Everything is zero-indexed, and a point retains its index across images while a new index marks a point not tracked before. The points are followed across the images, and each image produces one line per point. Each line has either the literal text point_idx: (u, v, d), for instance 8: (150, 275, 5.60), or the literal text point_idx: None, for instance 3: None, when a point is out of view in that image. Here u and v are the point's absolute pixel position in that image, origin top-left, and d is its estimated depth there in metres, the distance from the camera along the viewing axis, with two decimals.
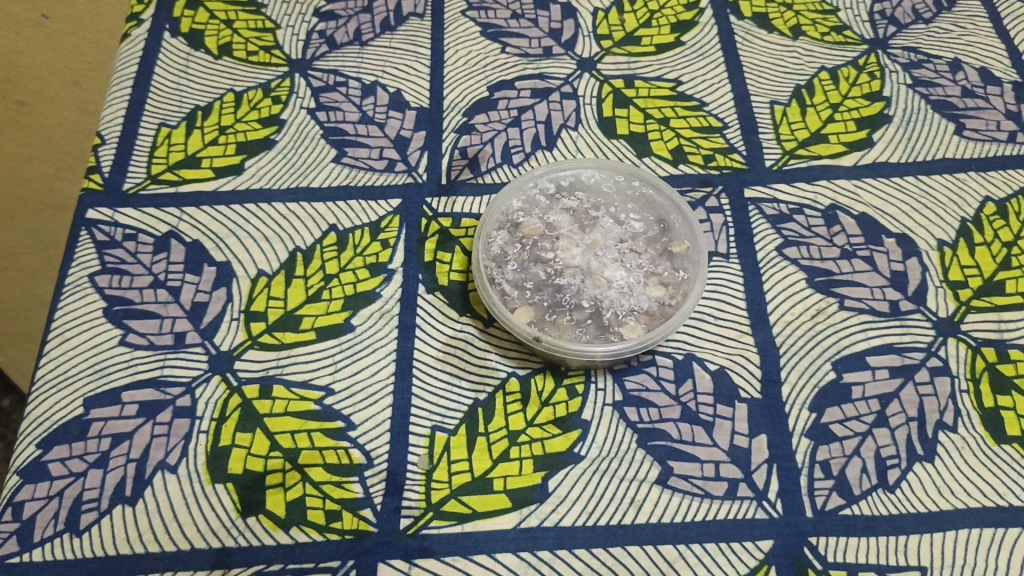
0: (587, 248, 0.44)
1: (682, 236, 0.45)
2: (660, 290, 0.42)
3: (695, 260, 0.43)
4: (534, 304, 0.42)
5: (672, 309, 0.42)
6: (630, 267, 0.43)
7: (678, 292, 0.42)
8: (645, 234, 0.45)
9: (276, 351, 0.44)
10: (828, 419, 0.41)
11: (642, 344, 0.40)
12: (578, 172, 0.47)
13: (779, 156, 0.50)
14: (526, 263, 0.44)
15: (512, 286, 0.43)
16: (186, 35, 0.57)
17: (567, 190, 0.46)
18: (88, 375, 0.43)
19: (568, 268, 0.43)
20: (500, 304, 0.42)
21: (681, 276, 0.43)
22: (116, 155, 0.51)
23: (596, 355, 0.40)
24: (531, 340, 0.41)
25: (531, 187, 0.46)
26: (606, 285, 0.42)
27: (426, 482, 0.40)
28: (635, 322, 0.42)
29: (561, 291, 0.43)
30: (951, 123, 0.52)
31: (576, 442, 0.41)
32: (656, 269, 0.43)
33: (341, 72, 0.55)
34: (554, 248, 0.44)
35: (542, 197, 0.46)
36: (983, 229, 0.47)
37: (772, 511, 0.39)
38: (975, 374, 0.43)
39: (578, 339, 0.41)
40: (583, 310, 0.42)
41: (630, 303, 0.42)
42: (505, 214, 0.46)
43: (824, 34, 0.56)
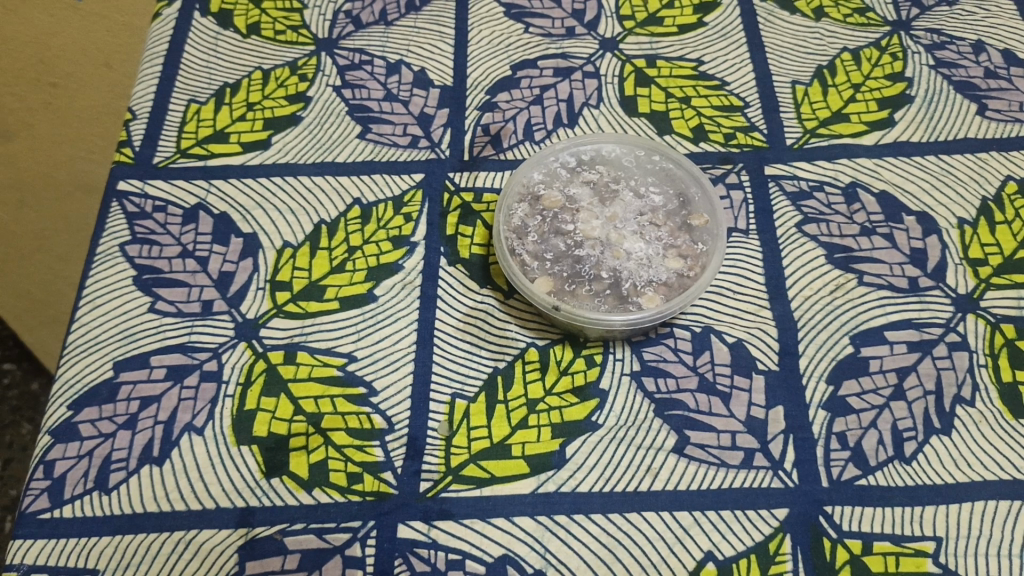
0: (606, 220, 0.44)
1: (702, 210, 0.45)
2: (679, 261, 0.43)
3: (713, 232, 0.44)
4: (554, 274, 0.43)
5: (690, 279, 0.42)
6: (649, 239, 0.44)
7: (696, 264, 0.43)
8: (664, 208, 0.45)
9: (300, 319, 0.45)
10: (845, 391, 0.42)
11: (660, 314, 0.41)
12: (599, 146, 0.48)
13: (800, 135, 0.51)
14: (546, 234, 0.44)
15: (532, 256, 0.44)
16: (216, 15, 0.58)
17: (587, 165, 0.47)
18: (118, 340, 0.44)
19: (588, 240, 0.44)
20: (521, 274, 0.43)
21: (700, 248, 0.43)
22: (146, 130, 0.52)
23: (614, 324, 0.41)
24: (550, 308, 0.42)
25: (551, 161, 0.47)
26: (625, 256, 0.43)
27: (445, 447, 0.41)
28: (653, 293, 0.42)
29: (580, 261, 0.43)
30: (974, 103, 0.52)
31: (594, 411, 0.41)
32: (675, 242, 0.44)
33: (367, 51, 0.56)
34: (575, 220, 0.45)
35: (563, 170, 0.47)
36: (1005, 207, 0.47)
37: (787, 480, 0.39)
38: (993, 350, 0.43)
39: (598, 309, 0.42)
40: (602, 280, 0.43)
41: (649, 274, 0.43)
42: (526, 187, 0.46)
43: (846, 16, 0.57)
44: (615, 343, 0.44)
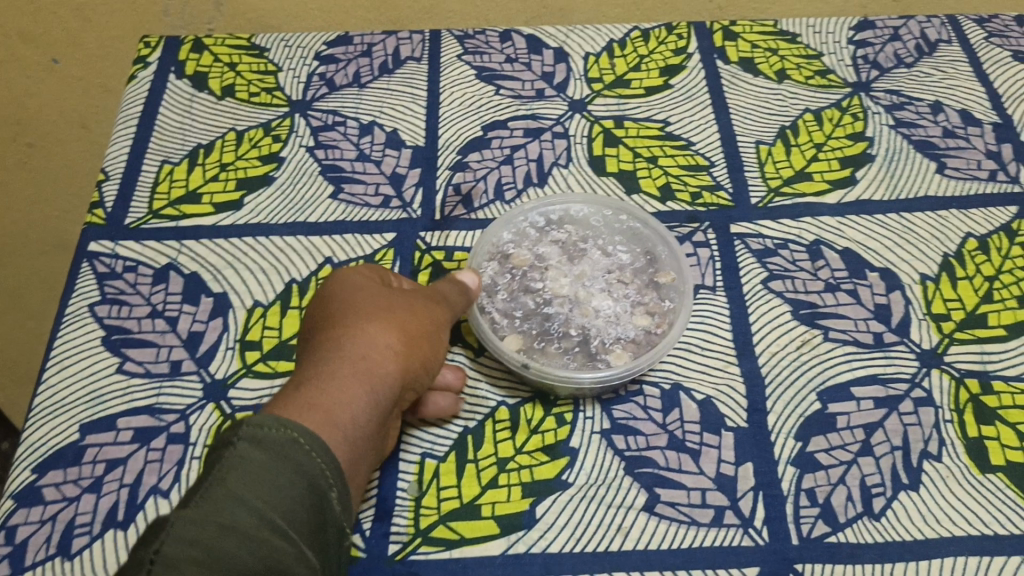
0: (575, 278, 0.45)
1: (669, 268, 0.46)
2: (646, 318, 0.44)
3: (680, 289, 0.45)
4: (523, 332, 0.44)
5: (658, 335, 0.43)
6: (617, 297, 0.45)
7: (664, 321, 0.44)
8: (632, 266, 0.46)
9: (270, 379, 0.44)
10: (813, 447, 0.42)
11: (630, 370, 0.41)
12: (567, 206, 0.49)
13: (764, 194, 0.52)
14: (516, 292, 0.45)
15: (501, 314, 0.44)
16: (191, 78, 0.59)
17: (556, 224, 0.48)
18: (85, 402, 0.44)
19: (557, 297, 0.45)
20: (490, 332, 0.43)
21: (667, 305, 0.44)
22: (119, 191, 0.53)
23: (583, 382, 0.41)
24: (519, 365, 0.42)
25: (520, 220, 0.48)
26: (593, 314, 0.44)
27: (414, 508, 0.40)
28: (621, 350, 0.43)
29: (549, 318, 0.44)
30: (933, 162, 0.53)
31: (564, 469, 0.41)
32: (644, 299, 0.45)
33: (340, 113, 0.57)
34: (544, 279, 0.46)
35: (532, 230, 0.48)
36: (965, 263, 0.48)
37: (757, 538, 0.39)
38: (958, 405, 0.43)
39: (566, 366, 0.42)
40: (571, 337, 0.43)
41: (617, 331, 0.43)
42: (495, 246, 0.47)
43: (808, 78, 0.58)
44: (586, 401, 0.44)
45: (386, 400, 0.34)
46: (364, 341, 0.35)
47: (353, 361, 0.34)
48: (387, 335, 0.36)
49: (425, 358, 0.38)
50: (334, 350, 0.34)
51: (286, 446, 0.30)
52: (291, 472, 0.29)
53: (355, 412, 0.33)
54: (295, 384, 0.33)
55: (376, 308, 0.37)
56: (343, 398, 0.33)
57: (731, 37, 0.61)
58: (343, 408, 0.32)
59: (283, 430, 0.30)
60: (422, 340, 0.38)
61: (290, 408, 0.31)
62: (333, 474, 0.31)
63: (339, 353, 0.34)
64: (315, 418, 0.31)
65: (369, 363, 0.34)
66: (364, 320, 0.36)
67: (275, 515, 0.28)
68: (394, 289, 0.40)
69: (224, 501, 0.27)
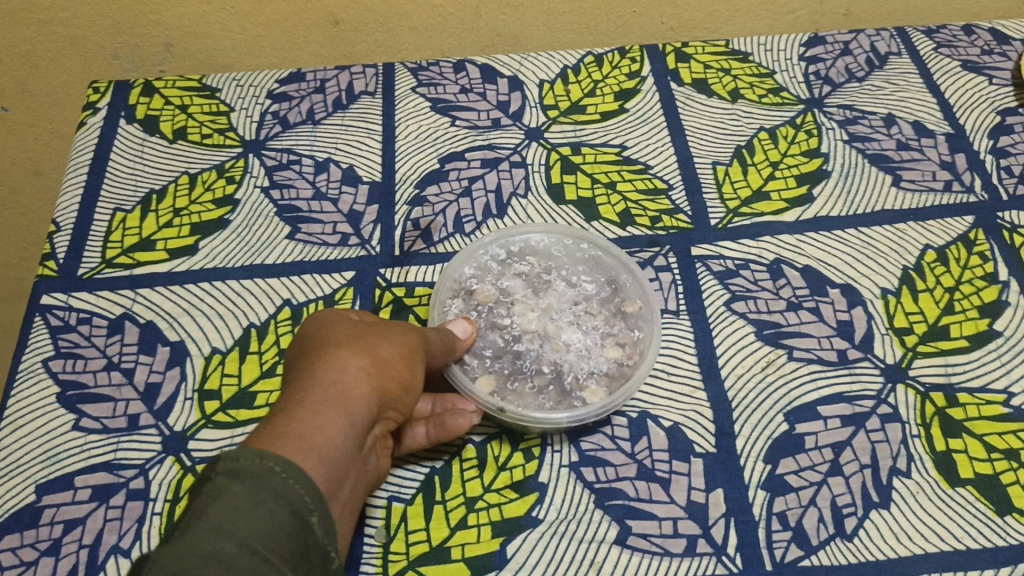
0: (542, 312, 0.46)
1: (634, 296, 0.46)
2: (617, 350, 0.44)
3: (648, 318, 0.45)
4: (494, 371, 0.44)
5: (630, 365, 0.44)
6: (586, 330, 0.45)
7: (635, 351, 0.44)
8: (598, 296, 0.46)
9: (230, 428, 0.44)
10: (783, 470, 0.42)
11: (606, 406, 0.41)
12: (527, 237, 0.49)
13: (723, 215, 0.52)
14: (483, 331, 0.45)
15: (471, 355, 0.44)
16: (142, 122, 0.59)
17: (517, 256, 0.48)
18: (40, 461, 0.43)
19: (525, 333, 0.45)
20: (461, 374, 0.43)
21: (637, 336, 0.45)
22: (70, 241, 0.52)
23: (564, 421, 0.41)
24: (495, 409, 0.41)
25: (483, 254, 0.48)
26: (564, 348, 0.44)
27: (383, 555, 0.39)
28: (595, 385, 0.43)
29: (519, 355, 0.44)
30: (888, 175, 0.54)
31: (534, 505, 0.41)
32: (612, 330, 0.45)
33: (295, 151, 0.56)
34: (510, 314, 0.46)
35: (494, 263, 0.48)
36: (925, 276, 0.49)
37: (731, 566, 0.39)
38: (925, 419, 0.43)
39: (542, 405, 0.43)
40: (544, 374, 0.44)
41: (589, 365, 0.44)
42: (458, 283, 0.47)
43: (762, 96, 0.58)
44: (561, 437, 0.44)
45: (365, 423, 0.32)
46: (337, 364, 0.33)
47: (327, 386, 0.32)
48: (360, 358, 0.34)
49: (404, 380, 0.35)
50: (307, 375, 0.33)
51: (262, 477, 0.28)
52: (272, 501, 0.28)
53: (333, 437, 0.31)
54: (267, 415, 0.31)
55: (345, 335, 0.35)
56: (320, 422, 0.31)
57: (683, 59, 0.61)
58: (321, 433, 0.31)
59: (257, 463, 0.28)
60: (399, 362, 0.36)
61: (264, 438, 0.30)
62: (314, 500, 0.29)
63: (311, 379, 0.32)
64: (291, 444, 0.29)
65: (343, 387, 0.32)
66: (335, 347, 0.34)
67: (261, 543, 0.27)
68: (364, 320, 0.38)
69: (202, 537, 0.26)
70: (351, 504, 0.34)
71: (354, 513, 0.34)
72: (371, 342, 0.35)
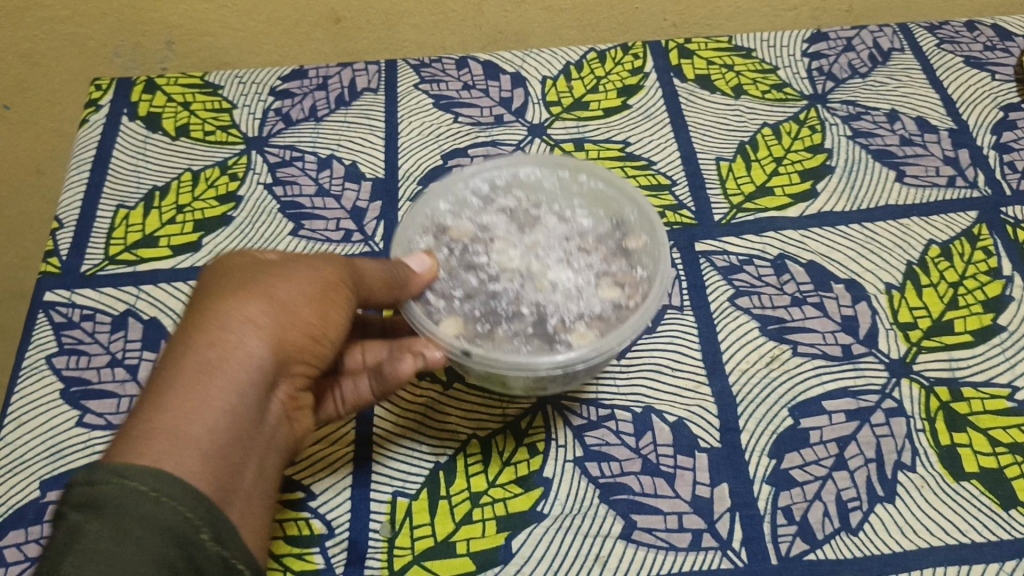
0: (526, 250, 0.44)
1: (638, 230, 0.45)
2: (615, 291, 0.42)
3: (652, 253, 0.43)
4: (466, 315, 0.42)
5: (628, 307, 0.41)
6: (578, 269, 0.43)
7: (635, 293, 0.42)
8: (594, 232, 0.45)
9: None
10: (788, 464, 0.42)
11: (596, 350, 0.38)
12: (516, 170, 0.48)
13: (727, 211, 0.52)
14: (457, 269, 0.44)
15: (439, 297, 0.43)
16: (144, 119, 0.59)
17: (503, 191, 0.48)
18: (45, 457, 0.43)
19: (505, 273, 0.43)
20: (426, 319, 0.41)
21: (639, 275, 0.42)
22: (73, 238, 0.52)
23: (541, 367, 0.37)
24: (461, 353, 0.39)
25: (461, 190, 0.48)
26: (550, 287, 0.42)
27: (388, 549, 0.39)
28: (586, 329, 0.40)
29: (495, 296, 0.42)
30: (892, 171, 0.53)
31: (539, 500, 0.41)
32: (611, 270, 0.43)
33: (298, 147, 0.56)
34: (488, 252, 0.44)
35: (474, 198, 0.47)
36: (929, 271, 0.49)
37: (736, 560, 0.39)
38: (930, 413, 0.43)
39: (519, 349, 0.40)
40: (525, 317, 0.41)
41: (579, 307, 0.41)
42: (430, 219, 0.46)
43: (764, 92, 0.58)
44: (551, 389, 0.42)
45: (253, 399, 0.31)
46: (224, 333, 0.31)
47: (205, 362, 0.30)
48: (245, 328, 0.32)
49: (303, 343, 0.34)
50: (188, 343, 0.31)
51: (128, 500, 0.27)
52: (135, 529, 0.26)
53: (213, 423, 0.29)
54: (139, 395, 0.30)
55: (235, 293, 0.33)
56: (197, 408, 0.29)
57: (686, 55, 0.61)
58: (198, 419, 0.29)
59: (117, 485, 0.27)
60: (300, 325, 0.34)
61: (128, 441, 0.28)
62: (200, 509, 0.28)
63: (187, 350, 0.30)
64: (161, 443, 0.28)
65: (224, 363, 0.30)
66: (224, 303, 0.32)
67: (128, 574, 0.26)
68: (265, 264, 0.35)
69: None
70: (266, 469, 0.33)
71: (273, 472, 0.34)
72: (263, 294, 0.33)
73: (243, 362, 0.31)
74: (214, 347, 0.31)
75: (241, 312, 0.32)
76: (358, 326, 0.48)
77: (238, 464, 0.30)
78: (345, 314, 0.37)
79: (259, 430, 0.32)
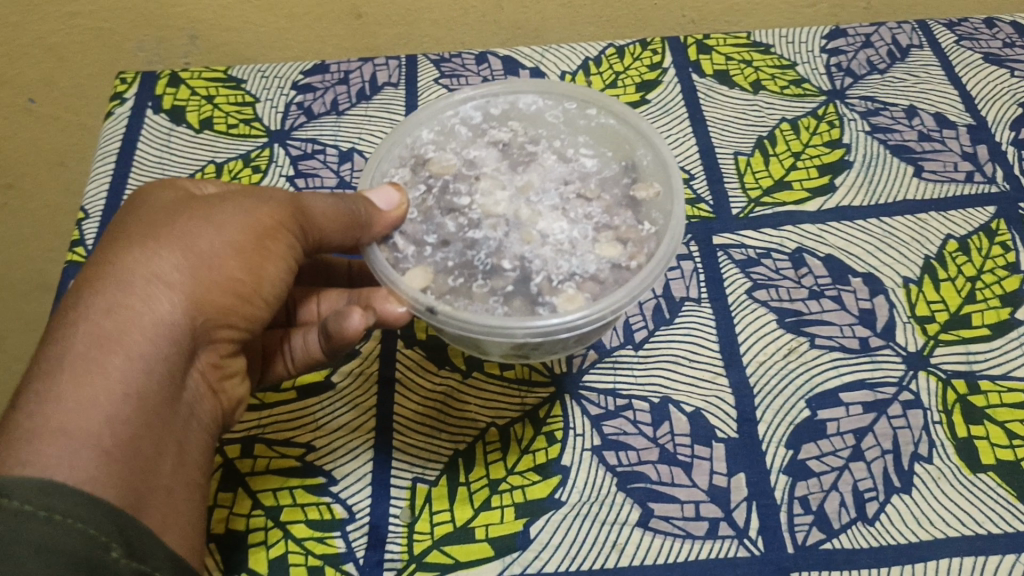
0: (517, 192, 0.41)
1: (651, 178, 0.42)
2: (616, 248, 0.39)
3: (663, 207, 0.40)
4: (439, 267, 0.39)
5: (628, 270, 0.38)
6: (574, 220, 0.40)
7: (637, 252, 0.39)
8: (597, 175, 0.42)
9: (257, 411, 0.45)
10: (805, 455, 0.42)
11: (577, 323, 0.35)
12: (516, 98, 0.46)
13: (745, 205, 0.52)
14: (437, 212, 0.41)
15: (413, 243, 0.40)
16: (168, 112, 0.60)
17: (500, 122, 0.45)
18: None
19: (488, 218, 0.40)
20: (390, 267, 0.38)
21: (646, 231, 0.40)
22: (99, 228, 0.53)
23: (516, 334, 0.35)
24: (425, 310, 0.36)
25: (450, 117, 0.45)
26: (540, 239, 0.39)
27: (407, 534, 0.40)
28: (576, 292, 0.37)
29: (475, 245, 0.40)
30: (910, 166, 0.54)
31: (557, 488, 0.41)
32: (613, 223, 0.40)
33: (319, 141, 0.57)
34: (472, 192, 0.42)
35: (463, 127, 0.45)
36: (947, 265, 0.49)
37: (753, 548, 0.39)
38: (946, 406, 0.43)
39: (495, 311, 0.37)
40: (507, 273, 0.38)
41: (571, 265, 0.38)
42: (410, 150, 0.44)
43: (783, 88, 0.59)
44: (533, 356, 0.41)
45: (153, 377, 0.31)
46: (125, 310, 0.31)
47: (96, 340, 0.31)
48: (146, 302, 0.32)
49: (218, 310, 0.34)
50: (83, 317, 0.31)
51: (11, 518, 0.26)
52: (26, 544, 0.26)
53: (108, 412, 0.30)
54: (29, 378, 0.30)
55: (141, 258, 0.33)
56: (93, 402, 0.29)
57: (704, 51, 0.62)
58: (94, 416, 0.29)
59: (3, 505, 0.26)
60: (214, 293, 0.34)
61: (16, 441, 0.28)
62: (105, 529, 0.28)
63: (81, 325, 0.31)
64: (57, 448, 0.28)
65: (122, 340, 0.31)
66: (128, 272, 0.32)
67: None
68: (184, 216, 0.35)
69: None
70: (187, 445, 0.34)
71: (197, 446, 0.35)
72: (172, 260, 0.33)
73: (144, 346, 0.31)
74: (111, 331, 0.31)
75: (144, 288, 0.32)
76: (325, 269, 0.49)
77: (149, 458, 0.31)
78: (272, 273, 0.37)
79: (168, 407, 0.32)
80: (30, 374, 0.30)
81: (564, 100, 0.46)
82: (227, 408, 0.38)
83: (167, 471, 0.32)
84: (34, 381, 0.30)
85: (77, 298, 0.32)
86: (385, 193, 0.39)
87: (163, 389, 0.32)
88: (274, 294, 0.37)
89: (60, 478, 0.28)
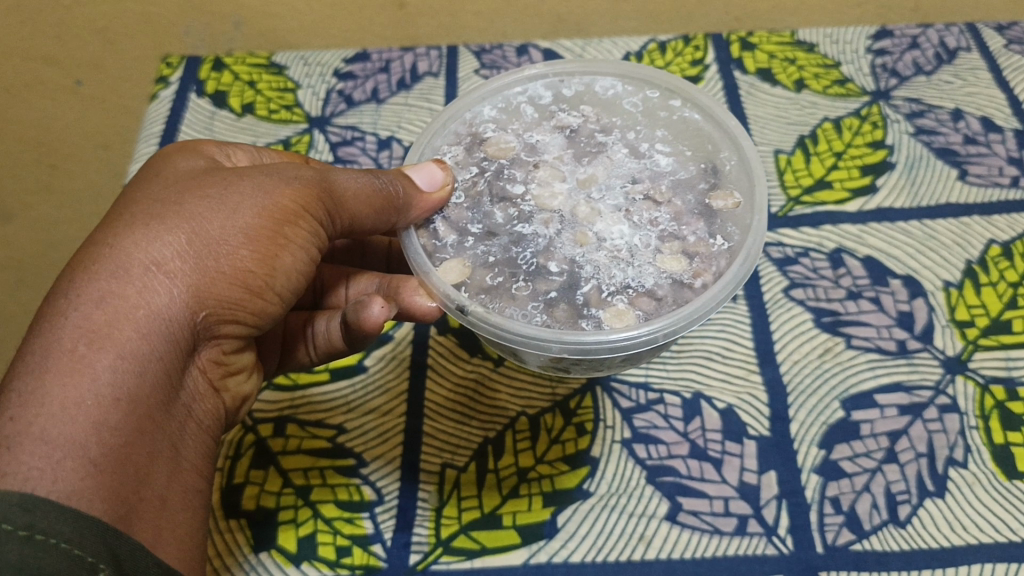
0: (578, 185, 0.39)
1: (734, 185, 0.39)
2: (680, 263, 0.36)
3: (740, 220, 0.38)
4: (482, 264, 0.37)
5: (690, 289, 0.36)
6: (637, 224, 0.38)
7: (704, 270, 0.36)
8: (671, 176, 0.40)
9: (290, 390, 0.45)
10: (837, 456, 0.41)
11: (618, 343, 0.33)
12: (593, 79, 0.44)
13: (784, 203, 0.52)
14: (490, 199, 0.39)
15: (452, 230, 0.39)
16: (212, 96, 0.60)
17: (571, 103, 0.43)
18: None
19: (542, 212, 0.38)
20: (426, 258, 0.37)
21: (719, 246, 0.37)
22: None
23: (552, 348, 0.33)
24: (457, 309, 0.35)
25: (517, 94, 0.44)
26: (596, 243, 0.37)
27: (435, 519, 0.41)
28: (627, 305, 0.35)
29: (521, 241, 0.38)
30: (954, 169, 0.53)
31: (585, 479, 0.41)
32: (682, 233, 0.38)
33: (359, 128, 0.58)
34: (528, 180, 0.40)
35: (529, 108, 0.43)
36: (988, 270, 0.48)
37: (781, 547, 0.39)
38: (984, 411, 0.43)
39: (533, 320, 0.35)
40: (552, 277, 0.36)
41: (628, 277, 0.36)
42: (468, 127, 0.43)
43: (826, 87, 0.58)
44: (575, 370, 0.39)
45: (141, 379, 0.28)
46: (115, 301, 0.28)
47: (83, 335, 0.28)
48: (140, 294, 0.29)
49: (221, 305, 0.31)
50: (71, 306, 0.28)
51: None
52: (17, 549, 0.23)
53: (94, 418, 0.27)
54: (13, 374, 0.27)
55: (140, 241, 0.30)
56: (78, 405, 0.26)
57: (748, 48, 0.61)
58: (78, 423, 0.26)
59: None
60: (218, 285, 0.31)
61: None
62: (94, 549, 0.25)
63: (70, 314, 0.28)
64: (37, 458, 0.25)
65: (109, 337, 0.28)
66: (126, 256, 0.29)
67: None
68: (197, 193, 0.32)
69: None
70: (185, 450, 0.31)
71: (196, 450, 0.32)
72: (177, 245, 0.30)
73: (136, 343, 0.28)
74: (101, 326, 0.28)
75: (142, 277, 0.29)
76: (362, 249, 0.49)
77: (140, 469, 0.28)
78: (288, 264, 0.34)
79: (162, 413, 0.29)
80: (13, 370, 0.27)
81: (646, 87, 0.44)
82: (229, 404, 0.35)
83: (161, 479, 0.29)
84: (17, 381, 0.27)
85: (69, 283, 0.29)
86: (429, 171, 0.38)
87: (155, 391, 0.29)
88: (289, 287, 0.34)
89: (38, 492, 0.25)
